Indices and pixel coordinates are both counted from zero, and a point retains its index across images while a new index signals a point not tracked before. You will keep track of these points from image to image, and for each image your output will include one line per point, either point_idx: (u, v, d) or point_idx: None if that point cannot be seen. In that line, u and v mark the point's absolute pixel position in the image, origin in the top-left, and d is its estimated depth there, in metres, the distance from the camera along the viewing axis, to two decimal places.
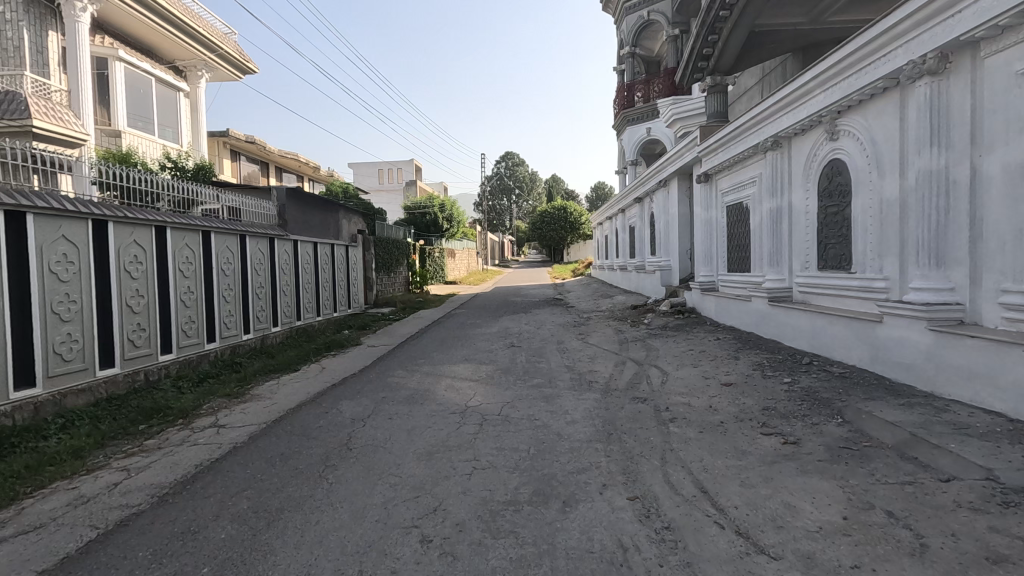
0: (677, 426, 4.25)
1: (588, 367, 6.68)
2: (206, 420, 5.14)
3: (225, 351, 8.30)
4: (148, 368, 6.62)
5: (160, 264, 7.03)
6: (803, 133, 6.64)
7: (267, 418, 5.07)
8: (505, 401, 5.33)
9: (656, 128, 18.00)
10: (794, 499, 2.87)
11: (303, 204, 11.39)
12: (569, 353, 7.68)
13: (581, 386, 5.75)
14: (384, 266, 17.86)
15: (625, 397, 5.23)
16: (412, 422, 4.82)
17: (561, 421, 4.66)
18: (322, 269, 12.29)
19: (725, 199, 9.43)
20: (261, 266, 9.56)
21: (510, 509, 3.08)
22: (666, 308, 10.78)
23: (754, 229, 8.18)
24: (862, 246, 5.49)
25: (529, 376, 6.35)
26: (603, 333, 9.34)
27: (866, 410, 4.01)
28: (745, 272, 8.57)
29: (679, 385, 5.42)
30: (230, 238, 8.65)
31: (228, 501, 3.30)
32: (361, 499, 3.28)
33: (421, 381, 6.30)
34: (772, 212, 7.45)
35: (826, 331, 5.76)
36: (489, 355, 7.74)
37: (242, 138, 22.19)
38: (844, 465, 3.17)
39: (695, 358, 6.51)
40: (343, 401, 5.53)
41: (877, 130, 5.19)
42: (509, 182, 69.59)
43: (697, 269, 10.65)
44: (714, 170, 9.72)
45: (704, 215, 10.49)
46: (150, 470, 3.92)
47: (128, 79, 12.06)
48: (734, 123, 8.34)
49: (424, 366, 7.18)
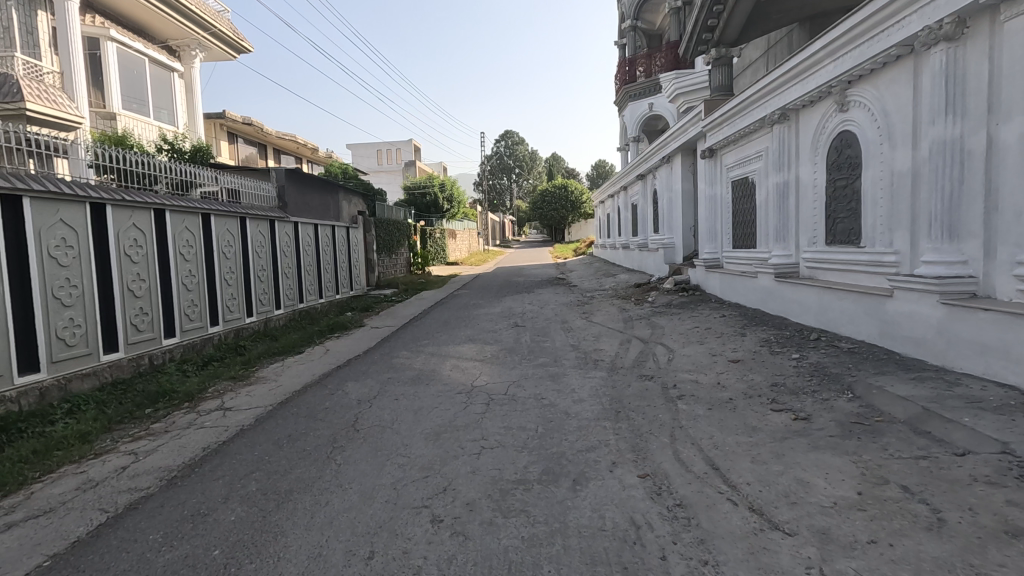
0: (686, 403, 4.22)
1: (593, 345, 6.65)
2: (212, 403, 5.14)
3: (229, 334, 8.28)
4: (152, 352, 6.61)
5: (161, 248, 6.96)
6: (811, 105, 6.50)
7: (273, 400, 5.06)
8: (512, 380, 5.32)
9: (658, 104, 17.74)
10: (807, 475, 2.85)
11: (302, 185, 11.27)
12: (574, 332, 7.65)
13: (587, 365, 5.73)
14: (385, 248, 17.79)
15: (632, 375, 5.21)
16: (419, 402, 4.81)
17: (569, 399, 4.64)
18: (324, 251, 12.21)
19: (730, 174, 9.30)
20: (262, 248, 9.49)
21: (520, 488, 3.06)
22: (669, 286, 10.74)
23: (760, 205, 8.07)
24: (872, 220, 5.41)
25: (535, 355, 6.33)
26: (607, 311, 9.30)
27: (877, 385, 3.98)
28: (750, 249, 8.49)
29: (686, 362, 5.39)
30: (230, 220, 8.57)
31: (237, 483, 3.29)
32: (370, 480, 3.27)
33: (426, 361, 6.29)
34: (778, 186, 7.34)
35: (833, 307, 5.71)
36: (494, 335, 7.73)
37: (240, 119, 21.96)
38: (856, 441, 3.15)
39: (701, 335, 6.47)
40: (348, 382, 5.52)
41: (889, 100, 5.07)
42: (509, 161, 69.02)
43: (702, 246, 10.56)
44: (719, 145, 9.57)
45: (708, 191, 10.37)
46: (158, 453, 3.92)
47: (122, 60, 11.86)
48: (740, 97, 8.16)
49: (429, 346, 7.16)
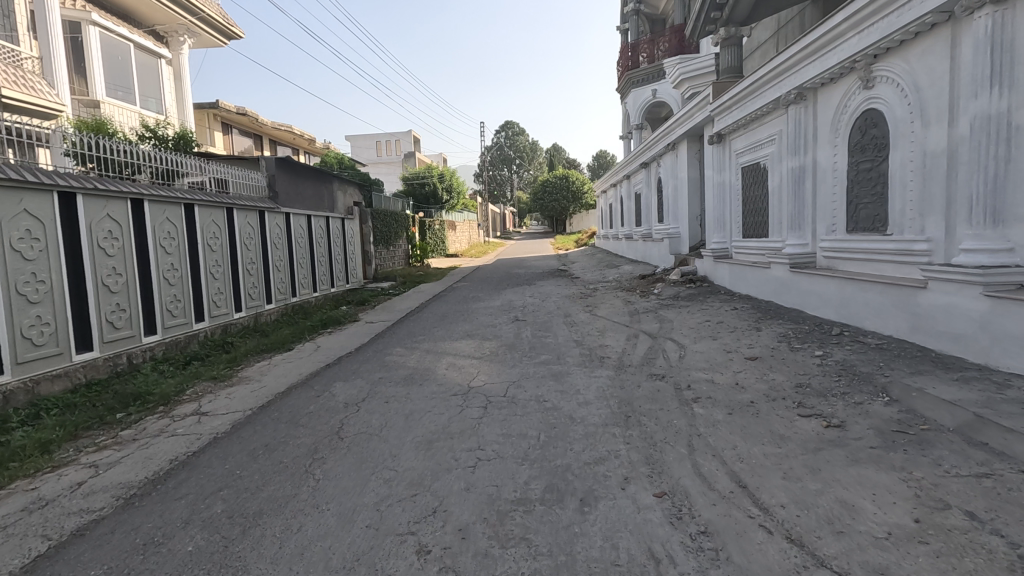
0: (702, 407, 3.83)
1: (599, 341, 6.26)
2: (188, 407, 4.77)
3: (216, 331, 7.91)
4: (130, 351, 6.24)
5: (139, 240, 6.57)
6: (831, 83, 6.06)
7: (254, 404, 4.68)
8: (512, 380, 4.93)
9: (661, 90, 17.18)
10: (850, 497, 2.47)
11: (294, 175, 10.85)
12: (577, 327, 7.25)
13: (593, 363, 5.34)
14: (383, 240, 17.37)
15: (641, 374, 4.83)
16: (410, 405, 4.42)
17: (573, 402, 4.25)
18: (317, 243, 11.81)
19: (740, 160, 8.88)
20: (251, 240, 9.10)
21: (520, 510, 2.68)
22: (676, 277, 10.32)
23: (773, 191, 7.65)
24: (900, 205, 5.00)
25: (536, 352, 5.93)
26: (612, 305, 8.90)
27: (915, 386, 3.59)
28: (762, 238, 8.08)
29: (699, 360, 5.00)
30: (216, 211, 8.17)
31: (201, 504, 2.92)
32: (351, 499, 2.89)
33: (422, 359, 5.91)
34: (793, 171, 6.92)
35: (855, 299, 5.33)
36: (493, 330, 7.34)
37: (233, 109, 21.47)
38: (903, 454, 2.76)
39: (713, 330, 6.08)
40: (336, 382, 5.14)
41: (923, 74, 4.64)
42: (509, 152, 68.40)
43: (710, 236, 10.13)
44: (728, 129, 9.13)
45: (716, 179, 9.90)
46: (121, 467, 3.55)
47: (105, 46, 11.39)
48: (751, 77, 7.71)
49: (424, 343, 6.77)
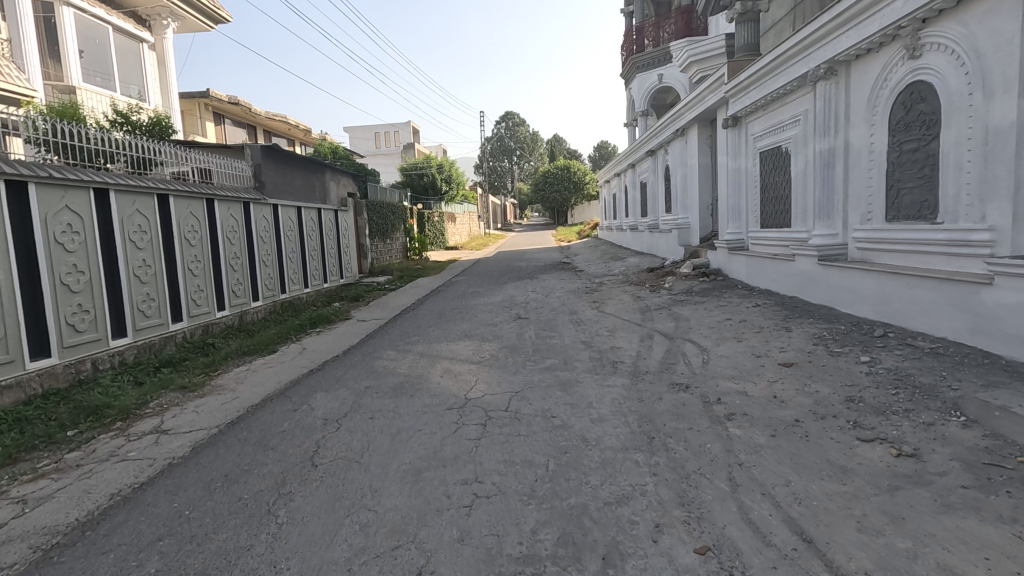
0: (739, 427, 3.27)
1: (610, 343, 5.69)
2: (148, 423, 4.20)
3: (196, 331, 7.36)
4: (95, 356, 5.69)
5: (105, 235, 6.00)
6: (869, 55, 5.45)
7: (222, 420, 4.11)
8: (514, 391, 4.36)
9: (668, 74, 16.46)
10: (956, 563, 1.91)
11: (282, 164, 10.25)
12: (585, 326, 6.68)
13: (604, 369, 4.77)
14: (379, 232, 16.74)
15: (660, 383, 4.25)
16: (399, 421, 3.86)
17: (585, 419, 3.68)
18: (309, 236, 11.25)
19: (758, 145, 8.26)
20: (234, 234, 8.51)
21: (527, 572, 2.13)
22: (687, 270, 9.71)
23: (797, 177, 7.05)
24: (955, 190, 4.42)
25: (540, 356, 5.36)
26: (620, 300, 8.32)
27: (996, 403, 3.01)
28: (783, 228, 7.50)
29: (725, 366, 4.43)
30: (194, 202, 7.57)
31: (133, 561, 2.36)
32: (318, 553, 2.34)
33: (415, 364, 5.35)
34: (822, 154, 6.32)
35: (898, 296, 4.77)
36: (494, 330, 6.77)
37: (225, 98, 20.82)
38: (1009, 500, 2.20)
39: (735, 330, 5.50)
40: (317, 393, 4.58)
41: (985, 38, 4.04)
42: (510, 143, 67.65)
43: (724, 226, 9.54)
44: (744, 111, 8.51)
45: (731, 165, 9.25)
46: (50, 504, 2.98)
47: (82, 29, 10.79)
48: (773, 53, 7.09)
49: (419, 345, 6.21)
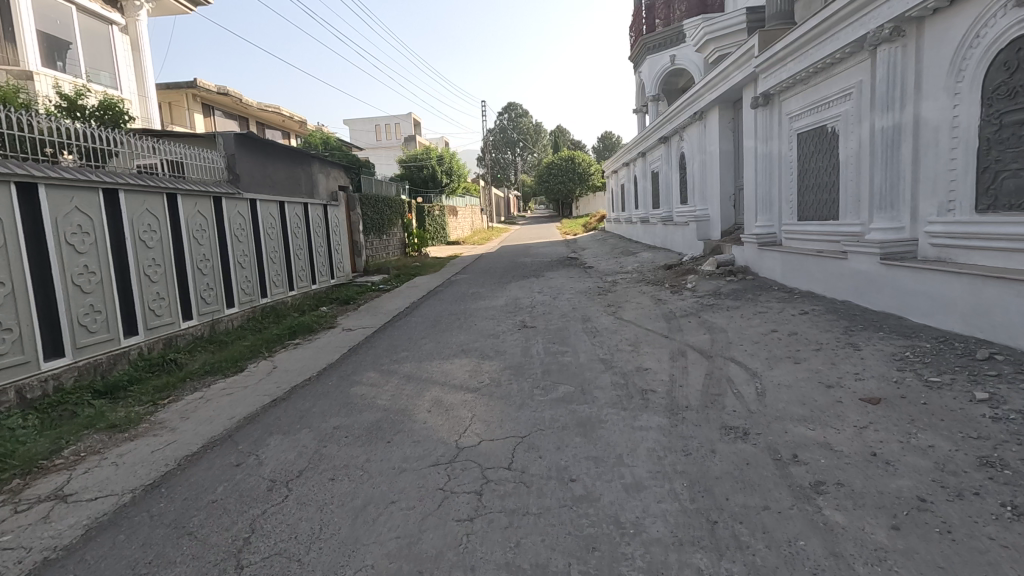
0: (840, 510, 2.30)
1: (635, 362, 4.73)
2: (52, 482, 3.27)
3: (155, 345, 6.45)
4: (20, 383, 4.80)
5: (31, 237, 5.06)
6: (956, 5, 4.44)
7: (143, 480, 3.18)
8: (520, 435, 3.40)
9: (681, 55, 15.33)
10: None
11: (261, 154, 9.31)
12: (601, 338, 5.71)
13: (632, 402, 3.80)
14: (375, 228, 15.76)
15: (708, 427, 3.28)
16: (367, 485, 2.92)
17: (617, 486, 2.73)
18: (294, 234, 10.31)
19: (795, 125, 7.25)
20: (204, 233, 7.59)
21: None
22: (710, 267, 8.69)
23: (849, 160, 6.06)
24: None
25: (551, 381, 4.41)
26: (639, 305, 7.35)
27: None
28: (830, 220, 6.51)
29: (791, 402, 3.45)
30: (152, 197, 6.63)
31: None
32: None
33: (398, 392, 4.42)
34: (883, 132, 5.33)
35: (1003, 306, 3.79)
36: (495, 343, 5.82)
37: (214, 88, 19.87)
38: None
39: (788, 347, 4.52)
40: (271, 438, 3.64)
41: None
42: (513, 134, 66.50)
43: (752, 218, 8.52)
44: (779, 87, 7.48)
45: (760, 150, 8.21)
46: None
47: (43, 8, 9.83)
48: (820, 15, 6.05)
49: (406, 364, 5.26)
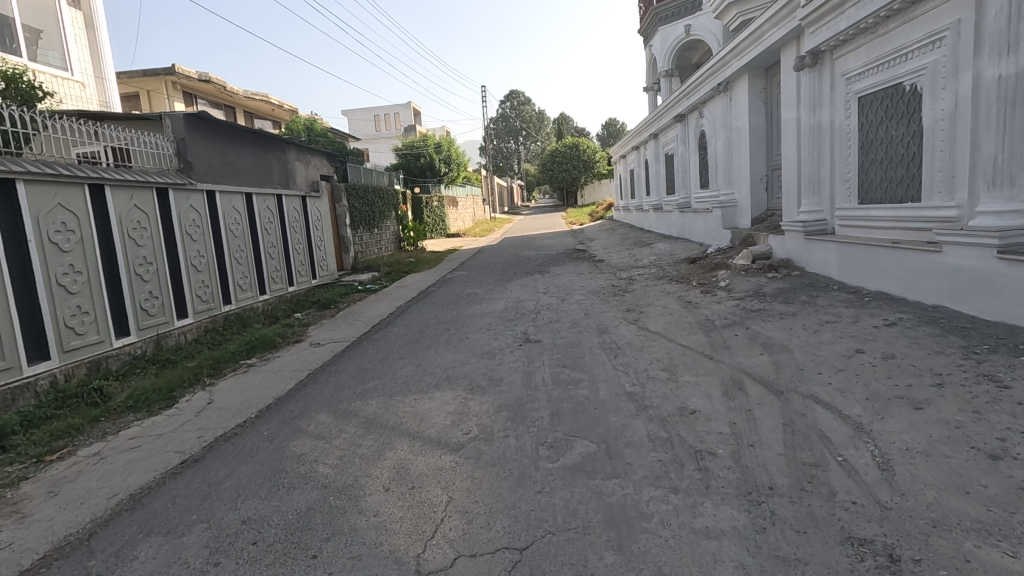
0: None
1: (676, 400, 3.46)
2: None
3: (72, 372, 5.25)
4: None
5: None
6: None
7: None
8: (518, 548, 2.16)
9: (698, 25, 13.82)
10: None
11: (219, 138, 8.01)
12: (625, 357, 4.47)
13: (687, 479, 2.54)
14: (365, 222, 14.50)
15: (824, 536, 2.03)
16: None
17: None
18: (265, 230, 9.08)
19: (854, 87, 5.93)
20: (145, 232, 6.36)
21: None
22: (745, 261, 7.39)
23: (937, 126, 4.76)
24: None
25: (563, 433, 3.16)
26: (666, 309, 6.08)
27: None
28: (906, 203, 5.22)
29: (947, 490, 2.17)
30: (69, 188, 5.40)
31: None
32: None
33: (349, 452, 3.18)
34: (1000, 84, 4.02)
35: None
36: (489, 367, 4.58)
37: (195, 74, 18.63)
38: None
39: (893, 380, 3.23)
40: (144, 545, 2.41)
41: None
42: (516, 123, 64.98)
43: (793, 203, 7.22)
44: (831, 43, 6.13)
45: (805, 121, 6.87)
46: None
47: None
48: None
49: (371, 401, 4.02)
